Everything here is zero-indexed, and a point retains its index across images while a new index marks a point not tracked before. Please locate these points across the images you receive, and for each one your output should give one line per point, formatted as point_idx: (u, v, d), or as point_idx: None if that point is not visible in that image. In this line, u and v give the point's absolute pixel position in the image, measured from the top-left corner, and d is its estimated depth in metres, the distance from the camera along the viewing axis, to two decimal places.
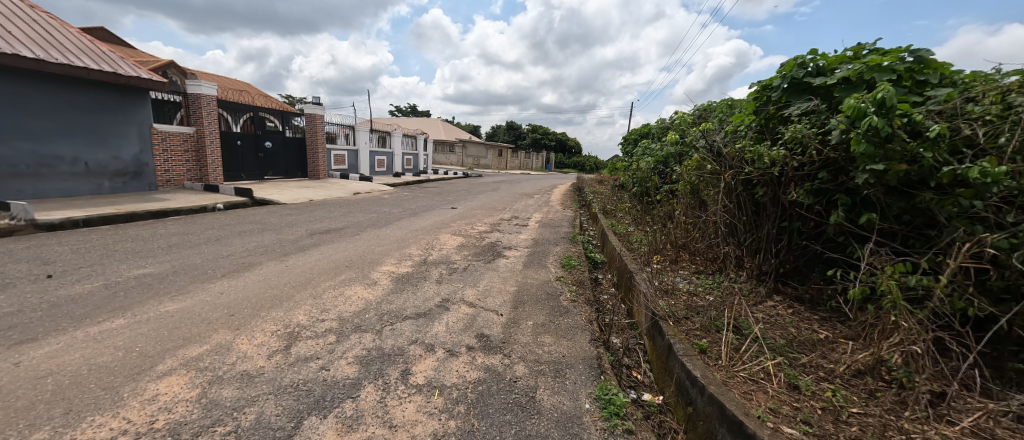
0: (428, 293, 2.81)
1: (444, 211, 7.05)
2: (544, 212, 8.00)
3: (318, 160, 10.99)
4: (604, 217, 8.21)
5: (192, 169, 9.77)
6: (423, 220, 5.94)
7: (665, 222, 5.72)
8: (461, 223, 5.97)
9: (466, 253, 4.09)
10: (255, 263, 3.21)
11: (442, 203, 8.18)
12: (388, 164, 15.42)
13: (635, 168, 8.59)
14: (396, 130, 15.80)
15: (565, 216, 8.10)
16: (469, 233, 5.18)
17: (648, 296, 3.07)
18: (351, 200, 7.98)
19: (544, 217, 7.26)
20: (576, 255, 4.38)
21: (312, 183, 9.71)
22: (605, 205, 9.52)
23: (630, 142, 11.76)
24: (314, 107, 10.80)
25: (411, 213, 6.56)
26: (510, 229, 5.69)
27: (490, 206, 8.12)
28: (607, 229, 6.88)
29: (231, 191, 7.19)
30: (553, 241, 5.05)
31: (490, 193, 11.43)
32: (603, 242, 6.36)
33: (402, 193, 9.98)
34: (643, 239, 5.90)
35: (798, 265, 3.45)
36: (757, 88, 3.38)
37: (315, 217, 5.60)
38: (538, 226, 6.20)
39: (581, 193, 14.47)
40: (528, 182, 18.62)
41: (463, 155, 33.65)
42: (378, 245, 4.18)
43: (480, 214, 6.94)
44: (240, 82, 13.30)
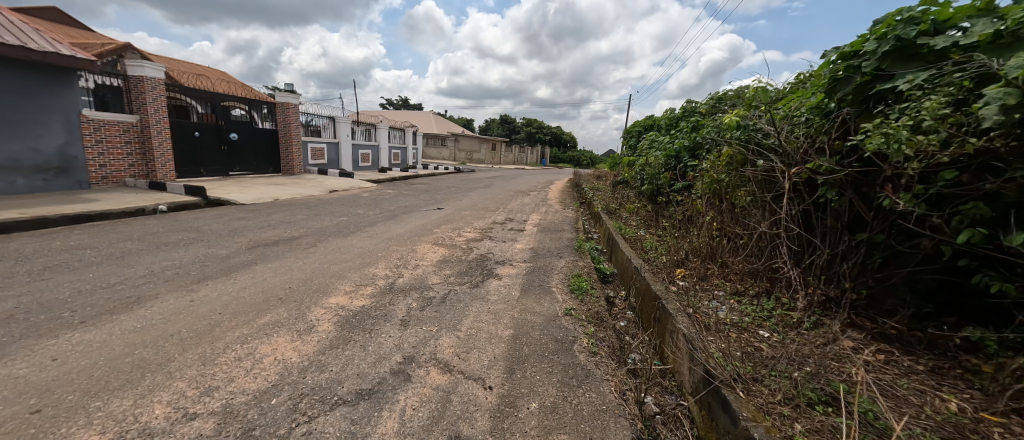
0: (386, 348, 1.92)
1: (428, 213, 6.13)
2: (542, 214, 7.12)
3: (291, 155, 9.99)
4: (609, 219, 7.33)
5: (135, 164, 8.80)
6: (401, 224, 5.04)
7: (686, 227, 4.90)
8: (448, 227, 5.08)
9: (448, 273, 3.21)
10: (148, 296, 2.31)
11: (427, 203, 7.28)
12: (374, 159, 14.40)
13: (643, 164, 7.72)
14: (382, 122, 14.75)
15: (565, 218, 7.23)
16: (455, 242, 4.29)
17: (694, 340, 2.22)
18: (323, 199, 7.04)
19: (542, 220, 6.39)
20: (587, 273, 3.51)
21: (283, 180, 8.73)
22: (608, 203, 8.67)
23: (633, 135, 10.91)
24: (286, 95, 9.73)
25: (389, 215, 5.67)
26: (504, 236, 4.83)
27: (481, 206, 7.21)
28: (615, 233, 6.02)
29: (180, 190, 6.22)
30: (556, 253, 4.18)
31: (482, 190, 10.52)
32: (612, 249, 5.50)
33: (384, 191, 9.03)
34: (660, 246, 5.04)
35: (877, 291, 2.65)
36: (833, 55, 2.51)
37: (272, 222, 4.69)
38: (536, 232, 5.32)
39: (579, 189, 13.62)
40: (523, 177, 17.71)
41: (455, 150, 32.55)
42: (337, 260, 3.28)
43: (470, 216, 6.05)
44: (209, 69, 12.19)
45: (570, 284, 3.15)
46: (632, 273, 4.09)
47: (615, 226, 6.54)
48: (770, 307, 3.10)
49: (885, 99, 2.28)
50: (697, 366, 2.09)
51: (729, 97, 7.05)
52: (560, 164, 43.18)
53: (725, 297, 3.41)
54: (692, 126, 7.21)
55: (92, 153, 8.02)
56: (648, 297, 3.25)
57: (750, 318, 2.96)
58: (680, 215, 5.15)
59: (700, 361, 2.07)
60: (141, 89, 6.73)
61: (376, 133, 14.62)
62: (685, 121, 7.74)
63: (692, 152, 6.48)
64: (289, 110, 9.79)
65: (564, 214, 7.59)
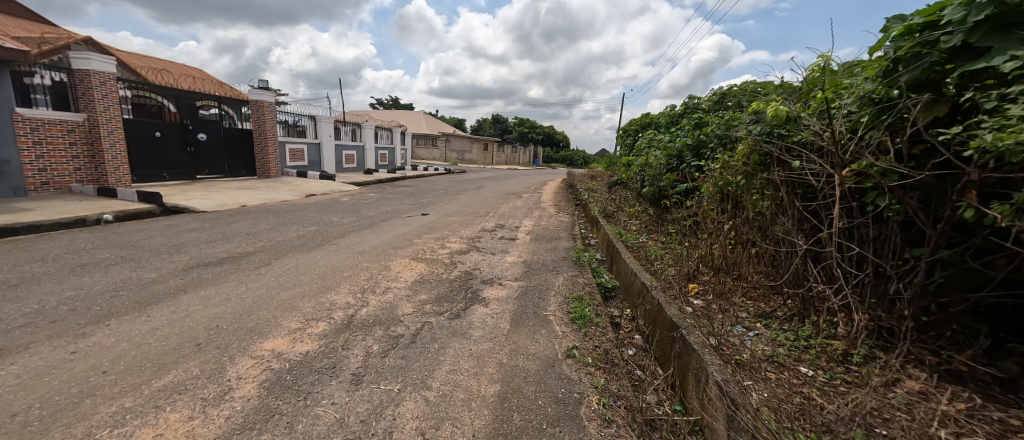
0: (323, 426, 1.38)
1: (411, 220, 5.57)
2: (535, 218, 6.61)
3: (267, 157, 9.35)
4: (608, 223, 6.81)
5: (82, 168, 8.13)
6: (378, 234, 4.48)
7: (695, 235, 4.46)
8: (430, 237, 4.53)
9: (424, 298, 2.66)
10: (16, 346, 1.75)
11: (412, 208, 6.73)
12: (359, 160, 13.76)
13: (642, 164, 7.22)
14: (367, 122, 14.10)
15: (562, 223, 6.70)
16: (437, 256, 3.75)
17: (733, 393, 1.73)
18: (297, 205, 6.46)
19: (536, 226, 5.87)
20: (589, 295, 2.99)
21: (257, 184, 8.09)
22: (606, 206, 8.17)
23: (629, 134, 10.49)
24: (258, 92, 9.06)
25: (366, 223, 5.10)
26: (494, 246, 4.30)
27: (470, 211, 6.67)
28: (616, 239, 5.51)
29: (133, 196, 5.60)
30: (553, 268, 3.65)
31: (472, 193, 9.98)
32: (613, 258, 5.00)
33: (366, 194, 8.45)
34: (666, 255, 4.57)
35: (940, 319, 2.18)
36: (900, 27, 2.00)
37: (228, 234, 4.11)
38: (531, 241, 4.78)
39: (573, 190, 13.20)
40: (515, 178, 17.20)
41: (446, 150, 31.92)
42: (291, 285, 2.72)
43: (456, 223, 5.50)
44: (180, 66, 11.44)
45: (570, 309, 2.63)
46: (638, 288, 3.59)
47: (616, 231, 6.03)
48: (804, 333, 2.64)
49: (970, 83, 1.78)
50: (741, 432, 1.60)
51: (733, 93, 6.64)
52: (553, 164, 42.77)
53: (749, 320, 2.92)
54: (696, 123, 6.73)
55: (29, 157, 7.36)
56: (663, 323, 2.75)
57: (784, 349, 2.47)
58: (688, 223, 4.72)
59: (745, 426, 1.57)
60: (88, 84, 6.27)
61: (361, 133, 13.97)
62: (688, 118, 7.26)
63: (699, 151, 5.99)
64: (263, 108, 9.15)
65: (560, 218, 7.07)
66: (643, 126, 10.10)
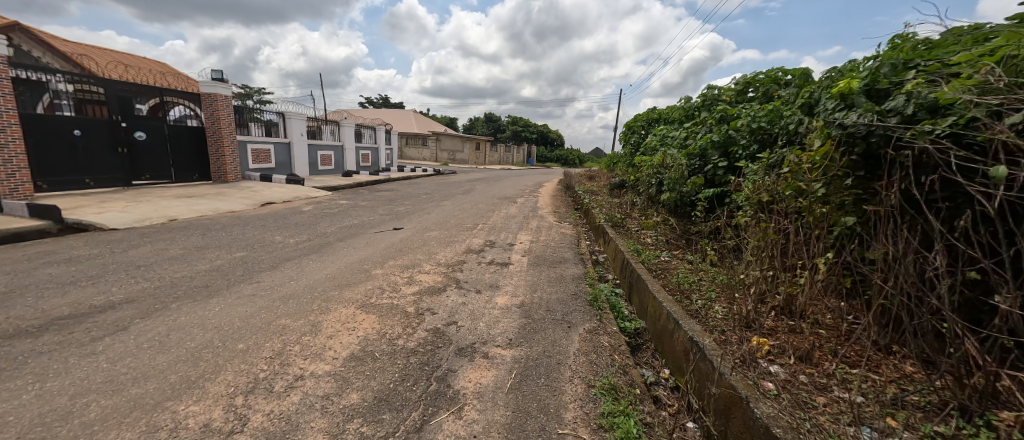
0: None
1: (379, 237, 4.47)
2: (532, 231, 5.53)
3: (223, 159, 8.15)
4: (618, 235, 5.76)
5: None
6: (327, 262, 3.36)
7: (744, 263, 3.45)
8: (396, 265, 3.42)
9: (353, 401, 1.56)
10: None
11: (384, 220, 5.62)
12: (337, 161, 12.55)
13: (656, 164, 6.16)
14: (347, 119, 12.91)
15: (566, 235, 5.61)
16: (398, 299, 2.66)
17: None
18: (244, 218, 5.31)
19: (534, 242, 4.79)
20: (626, 377, 1.91)
21: (205, 190, 6.90)
22: (612, 213, 7.11)
23: (635, 132, 9.47)
24: (209, 84, 7.88)
25: (319, 243, 4.00)
26: (481, 279, 3.22)
27: (454, 224, 5.56)
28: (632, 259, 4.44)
29: (24, 211, 4.42)
30: (564, 317, 2.56)
31: (460, 197, 8.88)
32: (633, 288, 3.93)
33: (336, 201, 7.33)
34: (706, 286, 3.56)
35: None
36: None
37: (112, 267, 2.98)
38: (530, 267, 3.70)
39: (572, 193, 12.16)
40: (508, 179, 16.13)
41: (437, 149, 30.70)
42: (127, 380, 1.60)
43: (435, 241, 4.41)
44: (130, 58, 10.18)
45: (601, 419, 1.55)
46: (682, 345, 2.53)
47: (630, 247, 4.98)
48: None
49: None
50: None
51: (765, 82, 5.68)
52: (547, 163, 41.76)
53: (870, 412, 1.86)
54: (721, 117, 5.70)
55: None
56: (750, 430, 1.72)
57: None
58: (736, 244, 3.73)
59: None
60: None
61: (340, 131, 12.76)
62: (708, 112, 6.22)
63: (725, 149, 5.28)
64: (217, 101, 7.91)
65: (561, 229, 5.99)
66: (650, 122, 9.08)
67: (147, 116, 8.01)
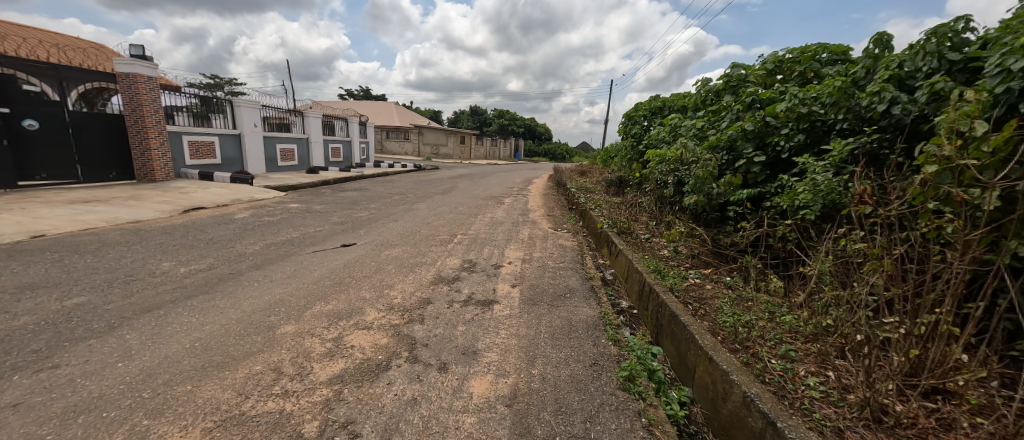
0: None
1: (317, 260, 3.28)
2: (524, 243, 4.42)
3: (149, 154, 6.80)
4: (628, 246, 4.74)
5: None
6: (213, 312, 2.19)
7: (836, 303, 2.42)
8: (322, 314, 2.26)
9: None
10: None
11: (335, 231, 4.41)
12: (301, 156, 11.15)
13: (669, 159, 5.14)
14: (312, 109, 11.49)
15: (565, 247, 4.51)
16: (296, 400, 1.51)
17: None
18: (145, 231, 4.04)
19: (527, 261, 3.68)
20: None
21: (116, 193, 5.55)
22: (614, 217, 6.08)
23: (636, 122, 8.44)
24: (124, 64, 6.44)
25: (223, 273, 2.80)
26: (450, 337, 2.09)
27: (425, 236, 4.41)
28: (653, 282, 3.41)
29: None
30: (588, 429, 1.46)
31: (438, 198, 7.68)
32: (660, 328, 2.91)
33: (286, 204, 6.07)
34: (776, 332, 2.53)
35: None
36: None
37: None
38: (524, 308, 2.57)
39: (564, 191, 11.08)
40: (494, 176, 14.97)
41: (420, 143, 29.15)
42: None
43: (394, 266, 3.25)
44: (31, 34, 8.57)
45: None
46: None
47: (645, 263, 3.97)
48: None
49: None
50: None
51: (807, 65, 4.75)
52: (534, 158, 40.57)
53: None
54: (750, 101, 4.71)
55: None
56: None
57: None
58: (816, 272, 2.70)
59: None
60: None
61: (304, 123, 11.35)
62: (730, 95, 5.22)
63: (760, 140, 4.30)
64: (138, 84, 6.56)
65: (559, 238, 4.88)
66: (654, 112, 8.03)
67: (40, 101, 6.73)
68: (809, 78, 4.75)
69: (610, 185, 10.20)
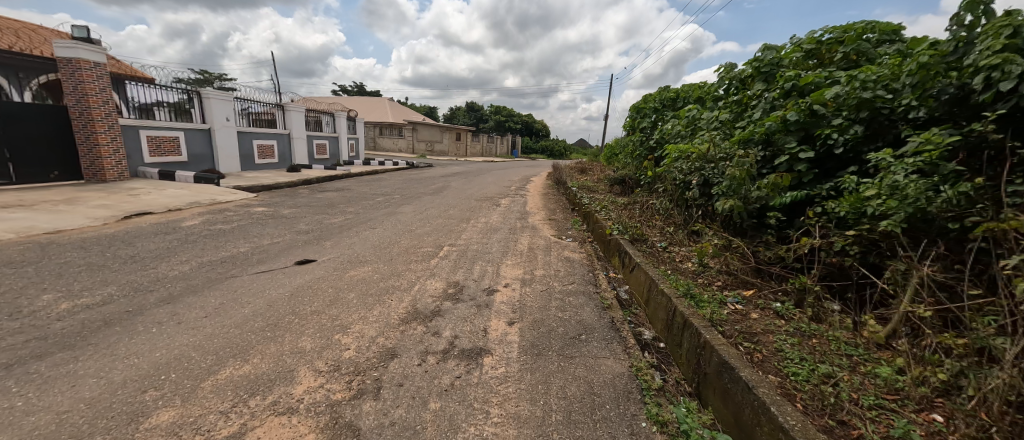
0: None
1: (258, 285, 2.54)
2: (524, 256, 3.71)
3: (98, 151, 6.01)
4: (644, 258, 4.04)
5: None
6: (57, 388, 1.45)
7: (970, 362, 1.73)
8: (226, 387, 1.52)
9: None
10: None
11: (297, 241, 3.67)
12: (282, 153, 10.36)
13: (691, 155, 4.44)
14: (294, 102, 10.67)
15: (573, 260, 3.79)
16: None
17: None
18: (59, 244, 3.30)
19: (528, 282, 2.97)
20: None
21: (49, 197, 4.78)
22: (625, 220, 5.38)
23: (645, 116, 7.73)
24: (64, 48, 5.64)
25: (116, 311, 2.06)
26: (415, 428, 1.37)
27: (405, 248, 3.68)
28: (685, 309, 2.71)
29: None
30: None
31: (427, 199, 6.94)
32: (703, 377, 2.22)
33: (251, 208, 5.30)
34: (875, 395, 1.85)
35: None
36: None
37: None
38: (527, 363, 1.85)
39: (566, 189, 10.34)
40: (490, 174, 14.21)
41: (414, 140, 28.29)
42: None
43: (356, 294, 2.52)
44: None
45: None
46: None
47: (670, 281, 3.27)
48: None
49: None
50: None
51: (858, 46, 4.03)
52: (532, 155, 39.77)
53: None
54: (788, 86, 4.01)
55: None
56: None
57: None
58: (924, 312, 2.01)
59: None
60: None
61: (286, 117, 10.53)
62: (761, 81, 4.51)
63: (804, 132, 3.61)
64: (81, 70, 5.75)
65: (564, 249, 4.16)
66: (665, 104, 7.32)
67: None
68: (855, 60, 4.07)
69: (614, 184, 9.48)
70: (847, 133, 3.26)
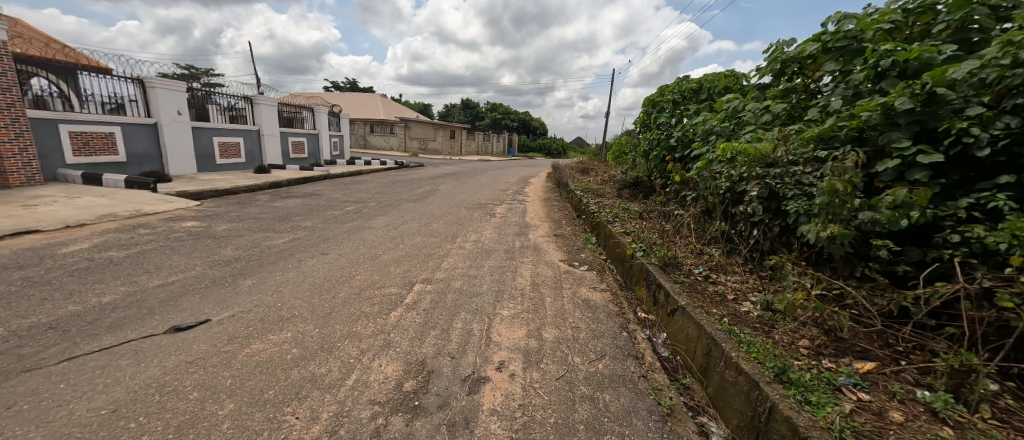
0: None
1: (63, 389, 1.46)
2: (526, 299, 2.64)
3: None
4: (688, 298, 3.00)
5: None
6: None
7: None
8: None
9: None
10: None
11: (201, 279, 2.57)
12: (250, 152, 9.21)
13: (741, 158, 3.39)
14: (265, 95, 9.47)
15: (593, 302, 2.72)
16: None
17: None
18: None
19: (535, 358, 1.90)
20: None
21: None
22: (648, 238, 4.33)
23: (662, 109, 6.69)
24: None
25: None
26: None
27: (356, 289, 2.59)
28: (793, 412, 1.66)
29: None
30: None
31: (408, 207, 5.84)
32: None
33: (177, 222, 4.19)
34: None
35: None
36: None
37: None
38: None
39: (568, 192, 9.31)
40: (484, 174, 13.12)
41: (406, 137, 27.12)
42: None
43: (236, 404, 1.44)
44: None
45: None
46: None
47: (742, 344, 2.23)
48: None
49: None
50: None
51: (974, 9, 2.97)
52: (529, 153, 38.72)
53: None
54: (878, 66, 2.96)
55: None
56: None
57: None
58: None
59: None
60: None
61: (255, 112, 9.35)
62: (830, 62, 3.47)
63: (920, 127, 2.56)
64: None
65: (579, 282, 3.11)
66: (688, 95, 6.28)
67: None
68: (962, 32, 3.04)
69: (623, 187, 8.42)
70: (993, 128, 2.22)
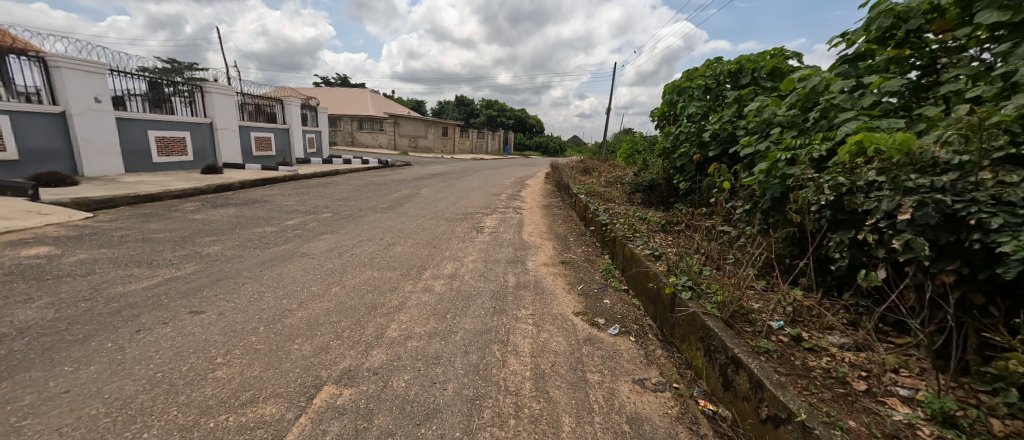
0: None
1: None
2: (525, 426, 1.39)
3: None
4: (800, 397, 1.76)
5: None
6: None
7: None
8: None
9: None
10: None
11: None
12: (199, 148, 7.87)
13: (879, 166, 2.13)
14: (218, 83, 8.03)
15: (651, 427, 1.46)
16: None
17: None
18: None
19: None
20: None
21: None
22: (695, 272, 3.09)
23: (690, 97, 5.46)
24: None
25: None
26: None
27: (191, 416, 1.31)
28: None
29: None
30: None
31: (372, 219, 4.55)
32: None
33: (18, 249, 2.88)
34: None
35: None
36: None
37: None
38: None
39: (570, 196, 8.09)
40: (476, 175, 11.88)
41: (396, 135, 25.76)
42: None
43: None
44: None
45: None
46: None
47: None
48: None
49: None
50: None
51: None
52: (525, 152, 37.46)
53: None
54: None
55: None
56: None
57: None
58: None
59: None
60: None
61: (206, 102, 7.96)
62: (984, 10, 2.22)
63: None
64: None
65: (614, 365, 1.85)
66: (724, 80, 5.08)
67: None
68: None
69: (635, 191, 7.20)
70: None
